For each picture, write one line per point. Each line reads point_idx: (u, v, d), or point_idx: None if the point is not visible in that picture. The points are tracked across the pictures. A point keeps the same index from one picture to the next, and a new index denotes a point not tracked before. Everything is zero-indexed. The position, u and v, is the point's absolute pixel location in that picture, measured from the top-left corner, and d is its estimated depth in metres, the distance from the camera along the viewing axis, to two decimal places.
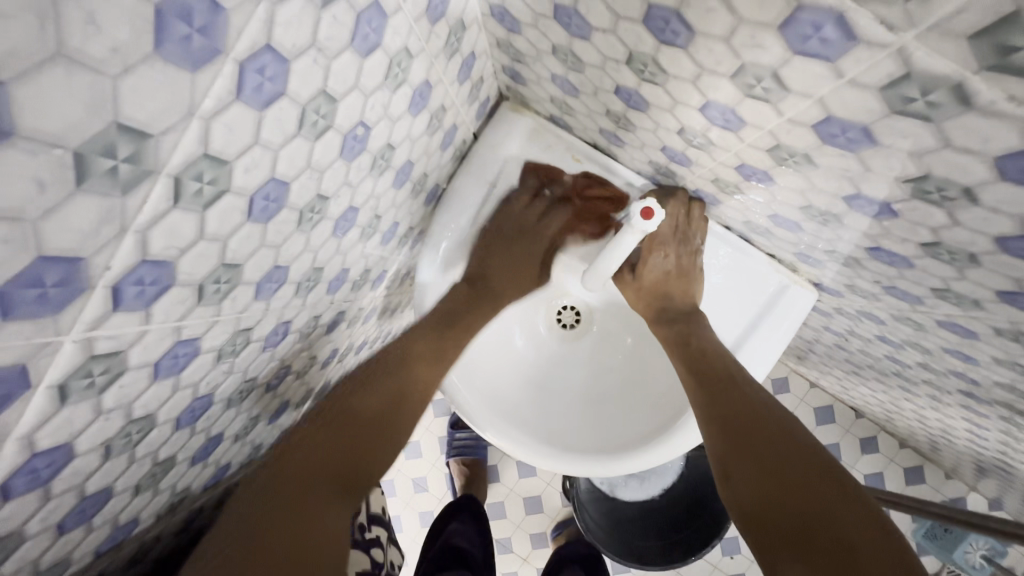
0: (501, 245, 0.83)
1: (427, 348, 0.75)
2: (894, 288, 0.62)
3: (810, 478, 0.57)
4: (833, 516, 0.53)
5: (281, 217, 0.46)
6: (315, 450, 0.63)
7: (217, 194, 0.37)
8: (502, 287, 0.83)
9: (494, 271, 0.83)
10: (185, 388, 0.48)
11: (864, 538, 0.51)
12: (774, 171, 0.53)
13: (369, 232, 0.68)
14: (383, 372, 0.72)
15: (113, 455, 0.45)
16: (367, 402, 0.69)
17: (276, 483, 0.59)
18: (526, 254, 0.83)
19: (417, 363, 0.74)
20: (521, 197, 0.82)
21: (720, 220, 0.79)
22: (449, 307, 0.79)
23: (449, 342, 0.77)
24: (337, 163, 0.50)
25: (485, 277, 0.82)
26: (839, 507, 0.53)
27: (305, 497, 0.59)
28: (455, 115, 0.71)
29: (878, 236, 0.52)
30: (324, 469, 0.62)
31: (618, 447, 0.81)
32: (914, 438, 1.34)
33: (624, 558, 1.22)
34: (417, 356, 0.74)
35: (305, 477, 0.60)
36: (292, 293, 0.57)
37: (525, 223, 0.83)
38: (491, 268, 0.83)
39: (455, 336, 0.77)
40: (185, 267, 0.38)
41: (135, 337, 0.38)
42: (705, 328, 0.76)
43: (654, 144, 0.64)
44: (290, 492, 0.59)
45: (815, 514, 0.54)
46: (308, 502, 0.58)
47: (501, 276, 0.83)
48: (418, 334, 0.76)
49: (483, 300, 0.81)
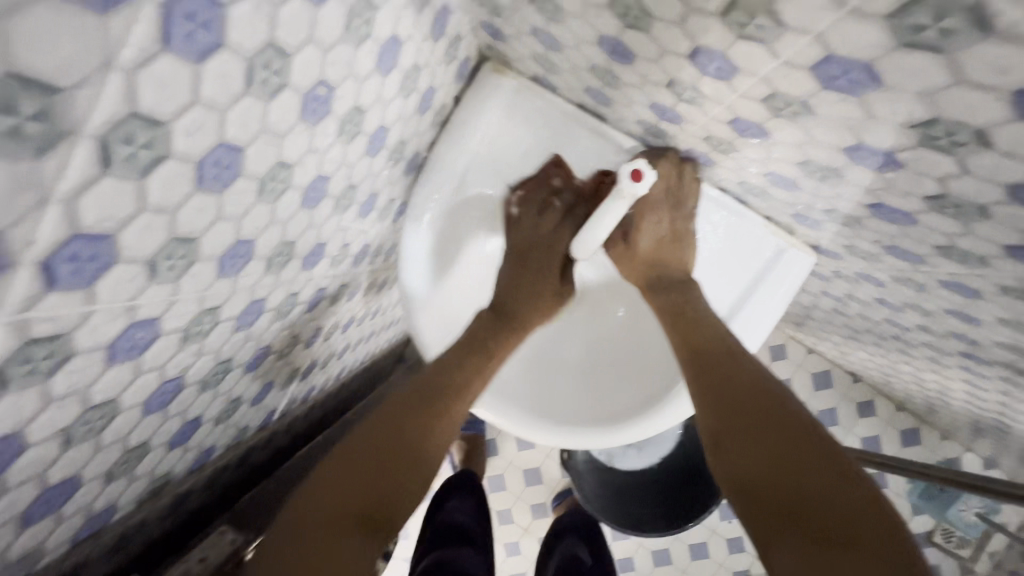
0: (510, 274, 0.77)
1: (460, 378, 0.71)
2: (896, 248, 0.59)
3: (805, 455, 0.55)
4: (829, 492, 0.51)
5: (238, 185, 0.43)
6: (353, 479, 0.60)
7: (155, 159, 0.33)
8: (525, 298, 0.77)
9: (510, 294, 0.77)
10: (148, 371, 0.46)
11: (856, 510, 0.49)
12: (770, 124, 0.49)
13: (344, 204, 0.64)
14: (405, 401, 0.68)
15: (75, 443, 0.42)
16: (389, 445, 0.64)
17: (320, 506, 0.57)
18: (539, 277, 0.78)
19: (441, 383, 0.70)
20: (529, 209, 0.77)
21: (714, 181, 0.76)
22: (475, 332, 0.75)
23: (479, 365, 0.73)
24: (299, 127, 0.46)
25: (507, 300, 0.77)
26: (834, 483, 0.52)
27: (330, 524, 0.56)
28: (431, 76, 0.67)
29: (878, 190, 0.49)
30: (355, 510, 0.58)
31: (615, 416, 0.80)
32: (911, 400, 1.34)
33: (624, 526, 1.23)
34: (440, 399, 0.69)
35: (330, 514, 0.57)
36: (263, 269, 0.54)
37: (539, 239, 0.77)
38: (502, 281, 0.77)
39: (484, 360, 0.73)
40: (128, 241, 0.35)
41: (78, 319, 0.35)
42: (700, 296, 0.73)
43: (642, 100, 0.60)
44: (309, 537, 0.55)
45: (809, 488, 0.52)
46: (343, 527, 0.56)
47: (516, 295, 0.77)
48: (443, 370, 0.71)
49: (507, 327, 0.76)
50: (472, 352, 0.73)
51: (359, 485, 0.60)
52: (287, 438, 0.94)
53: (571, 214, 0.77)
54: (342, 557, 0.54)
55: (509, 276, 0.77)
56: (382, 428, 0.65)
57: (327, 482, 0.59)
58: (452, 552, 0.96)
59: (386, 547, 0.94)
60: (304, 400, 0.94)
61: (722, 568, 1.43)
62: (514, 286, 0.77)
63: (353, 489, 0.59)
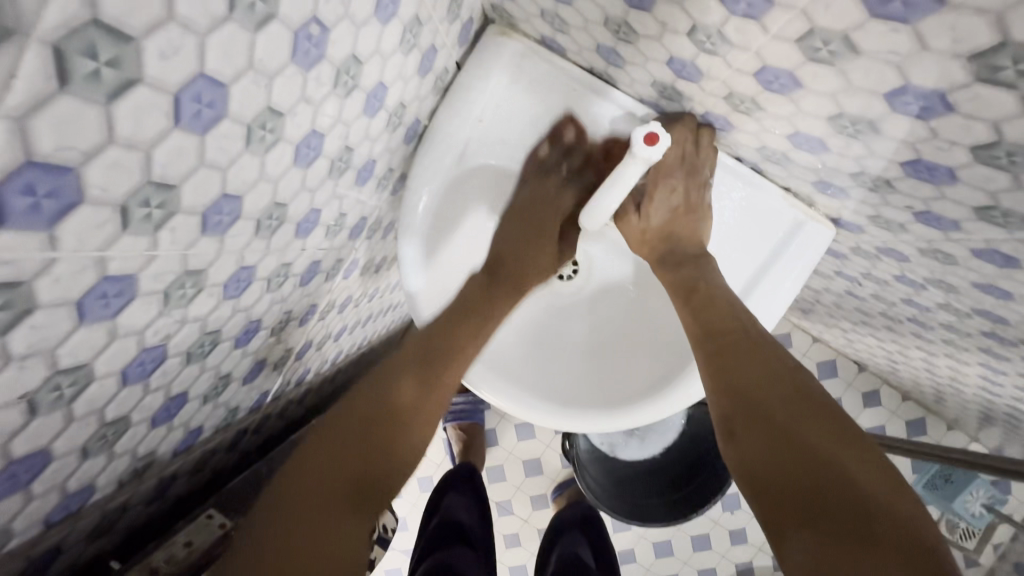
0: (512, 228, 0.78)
1: (455, 338, 0.72)
2: (927, 214, 0.56)
3: (825, 442, 0.51)
4: (850, 479, 0.48)
5: (223, 129, 0.39)
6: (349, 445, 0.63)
7: (124, 82, 0.29)
8: (524, 255, 0.78)
9: (506, 245, 0.78)
10: (125, 335, 0.42)
11: (879, 504, 0.46)
12: (801, 71, 0.46)
13: (340, 168, 0.60)
14: (400, 371, 0.69)
15: (42, 412, 0.38)
16: (384, 416, 0.66)
17: (311, 469, 0.60)
18: (539, 227, 0.78)
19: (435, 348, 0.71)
20: (534, 168, 0.77)
21: (730, 150, 0.71)
22: (468, 295, 0.75)
23: (472, 326, 0.73)
24: (289, 70, 0.42)
25: (503, 264, 0.77)
26: (855, 470, 0.49)
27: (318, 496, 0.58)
28: (433, 33, 0.63)
29: (917, 143, 0.46)
30: (352, 478, 0.61)
31: (622, 400, 0.76)
32: (918, 390, 1.31)
33: (626, 517, 1.21)
34: (438, 362, 0.70)
35: (322, 486, 0.59)
36: (253, 232, 0.50)
37: (543, 199, 0.78)
38: (503, 243, 0.78)
39: (476, 323, 0.74)
40: (95, 179, 0.31)
41: (39, 266, 0.31)
42: (715, 273, 0.69)
43: (658, 57, 0.57)
44: (306, 497, 0.58)
45: (828, 478, 0.48)
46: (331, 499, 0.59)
47: (512, 252, 0.78)
48: (439, 332, 0.72)
49: (502, 281, 0.77)
50: (466, 319, 0.73)
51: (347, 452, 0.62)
52: (280, 424, 0.90)
53: (576, 176, 0.77)
54: (325, 530, 0.56)
55: (512, 245, 0.78)
56: (373, 399, 0.67)
57: (320, 447, 0.62)
58: (451, 555, 0.92)
59: (383, 536, 0.90)
60: (299, 383, 0.90)
61: (725, 559, 1.40)
62: (516, 244, 0.78)
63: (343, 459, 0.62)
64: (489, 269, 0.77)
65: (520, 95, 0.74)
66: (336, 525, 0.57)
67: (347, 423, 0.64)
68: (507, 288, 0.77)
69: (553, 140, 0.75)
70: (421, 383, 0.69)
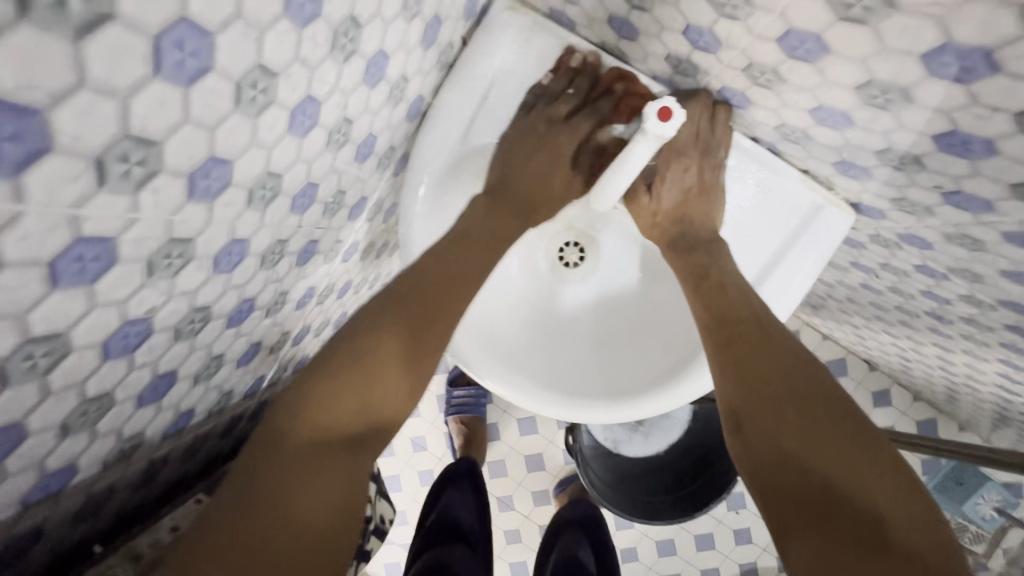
0: (516, 154, 0.73)
1: (454, 270, 0.66)
2: (958, 195, 0.53)
3: (839, 443, 0.49)
4: (863, 489, 0.46)
5: (210, 83, 0.36)
6: (341, 378, 0.57)
7: (96, 16, 0.27)
8: (526, 197, 0.74)
9: (510, 175, 0.73)
10: (106, 305, 0.39)
11: (892, 515, 0.44)
12: (829, 33, 0.43)
13: (338, 140, 0.58)
14: (397, 304, 0.63)
15: (14, 382, 0.36)
16: (382, 349, 0.60)
17: (301, 417, 0.54)
18: (549, 160, 0.73)
19: (433, 276, 0.65)
20: (538, 100, 0.72)
21: (747, 132, 0.68)
22: (469, 223, 0.70)
23: (475, 257, 0.68)
24: (283, 24, 0.40)
25: (506, 186, 0.72)
26: (870, 475, 0.47)
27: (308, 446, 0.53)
28: (437, 1, 0.60)
29: (952, 112, 0.43)
30: (346, 423, 0.56)
31: (629, 393, 0.73)
32: (931, 389, 1.28)
33: (632, 514, 1.17)
34: (433, 305, 0.64)
35: (313, 436, 0.53)
36: (244, 202, 0.48)
37: (551, 125, 0.72)
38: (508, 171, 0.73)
39: (477, 255, 0.68)
40: (66, 127, 0.29)
41: (3, 220, 0.29)
42: (727, 258, 0.66)
43: (674, 24, 0.54)
44: (292, 450, 0.52)
45: (841, 484, 0.47)
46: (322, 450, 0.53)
47: (517, 176, 0.73)
48: (443, 255, 0.66)
49: (505, 206, 0.72)
50: (466, 245, 0.68)
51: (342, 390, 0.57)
52: None
53: (588, 103, 0.72)
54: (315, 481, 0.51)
55: (518, 165, 0.73)
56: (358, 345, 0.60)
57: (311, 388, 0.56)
58: (448, 552, 0.89)
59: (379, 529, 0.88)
60: (296, 370, 0.88)
61: (728, 560, 1.37)
62: (522, 173, 0.73)
63: (338, 406, 0.56)
64: (493, 194, 0.72)
65: (527, 74, 0.71)
66: (330, 474, 0.52)
67: (330, 370, 0.58)
68: (514, 216, 0.73)
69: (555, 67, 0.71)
70: (430, 309, 0.64)
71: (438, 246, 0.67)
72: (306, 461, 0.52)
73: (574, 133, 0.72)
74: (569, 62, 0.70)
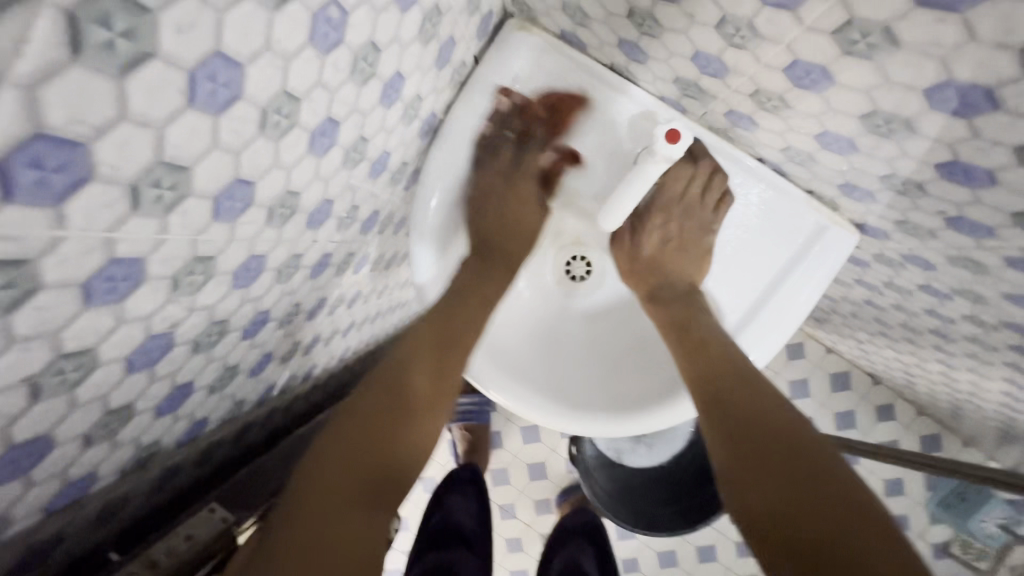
0: (489, 198, 0.77)
1: (456, 330, 0.70)
2: (960, 220, 0.54)
3: (821, 490, 0.51)
4: (844, 527, 0.48)
5: (238, 110, 0.38)
6: (360, 434, 0.61)
7: (138, 55, 0.28)
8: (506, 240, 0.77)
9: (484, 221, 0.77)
10: (132, 321, 0.41)
11: (873, 550, 0.46)
12: (834, 65, 0.44)
13: (355, 158, 0.59)
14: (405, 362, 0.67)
15: (45, 396, 0.38)
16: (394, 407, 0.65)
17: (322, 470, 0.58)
18: (519, 201, 0.77)
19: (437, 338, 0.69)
20: (490, 140, 0.76)
21: (750, 150, 0.69)
22: (465, 280, 0.73)
23: (476, 315, 0.72)
24: (307, 53, 0.41)
25: (493, 242, 0.76)
26: (853, 521, 0.48)
27: (330, 500, 0.56)
28: (452, 24, 0.62)
29: (955, 143, 0.44)
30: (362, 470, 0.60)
31: (627, 406, 0.75)
32: (934, 404, 1.28)
33: (634, 525, 1.19)
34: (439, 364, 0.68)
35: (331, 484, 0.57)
36: (264, 220, 0.49)
37: (509, 166, 0.77)
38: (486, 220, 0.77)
39: (477, 312, 0.71)
40: (106, 157, 0.30)
41: (45, 245, 0.30)
42: (704, 308, 0.69)
43: (684, 51, 0.55)
44: (318, 503, 0.56)
45: (823, 524, 0.49)
46: (343, 501, 0.57)
47: (500, 229, 0.77)
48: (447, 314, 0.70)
49: (495, 262, 0.76)
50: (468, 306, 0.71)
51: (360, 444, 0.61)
52: (285, 419, 0.89)
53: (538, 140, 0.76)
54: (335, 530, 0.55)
55: (495, 212, 0.77)
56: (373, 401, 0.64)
57: (335, 439, 0.61)
58: (448, 557, 0.93)
59: None
60: (305, 379, 0.89)
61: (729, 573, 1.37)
62: (501, 221, 0.77)
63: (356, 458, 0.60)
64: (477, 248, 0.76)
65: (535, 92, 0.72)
66: (350, 525, 0.56)
67: (350, 425, 0.62)
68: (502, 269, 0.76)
69: (510, 105, 0.74)
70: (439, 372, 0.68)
71: (443, 305, 0.71)
72: (325, 514, 0.55)
73: (530, 173, 0.77)
74: (498, 108, 0.74)
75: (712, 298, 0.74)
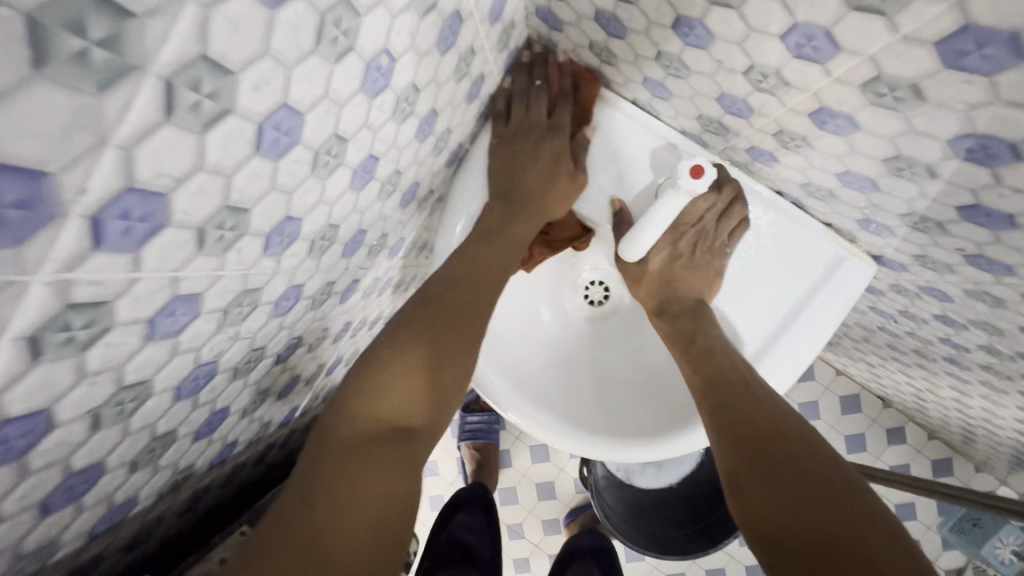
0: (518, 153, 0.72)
1: (472, 270, 0.67)
2: (979, 257, 0.55)
3: (838, 501, 0.51)
4: (859, 539, 0.47)
5: (296, 154, 0.40)
6: (381, 378, 0.57)
7: (219, 112, 0.30)
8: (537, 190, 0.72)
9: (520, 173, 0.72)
10: (185, 352, 0.42)
11: (890, 562, 0.45)
12: (859, 113, 0.46)
13: (388, 190, 0.61)
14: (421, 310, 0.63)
15: (103, 426, 0.39)
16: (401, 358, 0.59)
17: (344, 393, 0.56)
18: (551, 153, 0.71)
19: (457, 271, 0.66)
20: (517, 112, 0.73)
21: (769, 183, 0.71)
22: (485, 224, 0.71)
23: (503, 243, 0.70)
24: (358, 97, 0.43)
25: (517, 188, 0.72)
26: (868, 530, 0.48)
27: (359, 406, 0.55)
28: (483, 62, 0.64)
29: (977, 189, 0.46)
30: (382, 414, 0.55)
31: (642, 436, 0.74)
32: (946, 430, 1.28)
33: (648, 548, 1.17)
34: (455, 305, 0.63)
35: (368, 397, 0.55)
36: (306, 252, 0.51)
37: (541, 123, 0.71)
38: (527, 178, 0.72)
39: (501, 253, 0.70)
40: (181, 204, 0.32)
41: (122, 286, 0.32)
42: (713, 324, 0.70)
43: (709, 92, 0.57)
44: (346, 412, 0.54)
45: (839, 534, 0.48)
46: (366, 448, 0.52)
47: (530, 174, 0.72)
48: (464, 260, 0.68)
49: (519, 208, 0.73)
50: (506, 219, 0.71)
51: (374, 376, 0.57)
52: (305, 439, 0.90)
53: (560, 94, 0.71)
54: (354, 480, 0.49)
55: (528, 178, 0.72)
56: (391, 342, 0.60)
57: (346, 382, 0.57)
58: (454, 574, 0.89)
59: None
60: (325, 400, 0.90)
61: None
62: (534, 176, 0.72)
63: (369, 402, 0.55)
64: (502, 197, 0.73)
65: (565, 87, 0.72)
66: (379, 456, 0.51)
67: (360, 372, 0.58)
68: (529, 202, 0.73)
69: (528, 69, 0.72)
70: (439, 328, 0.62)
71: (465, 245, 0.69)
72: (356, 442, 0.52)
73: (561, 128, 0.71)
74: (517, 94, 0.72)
75: (727, 323, 0.74)
